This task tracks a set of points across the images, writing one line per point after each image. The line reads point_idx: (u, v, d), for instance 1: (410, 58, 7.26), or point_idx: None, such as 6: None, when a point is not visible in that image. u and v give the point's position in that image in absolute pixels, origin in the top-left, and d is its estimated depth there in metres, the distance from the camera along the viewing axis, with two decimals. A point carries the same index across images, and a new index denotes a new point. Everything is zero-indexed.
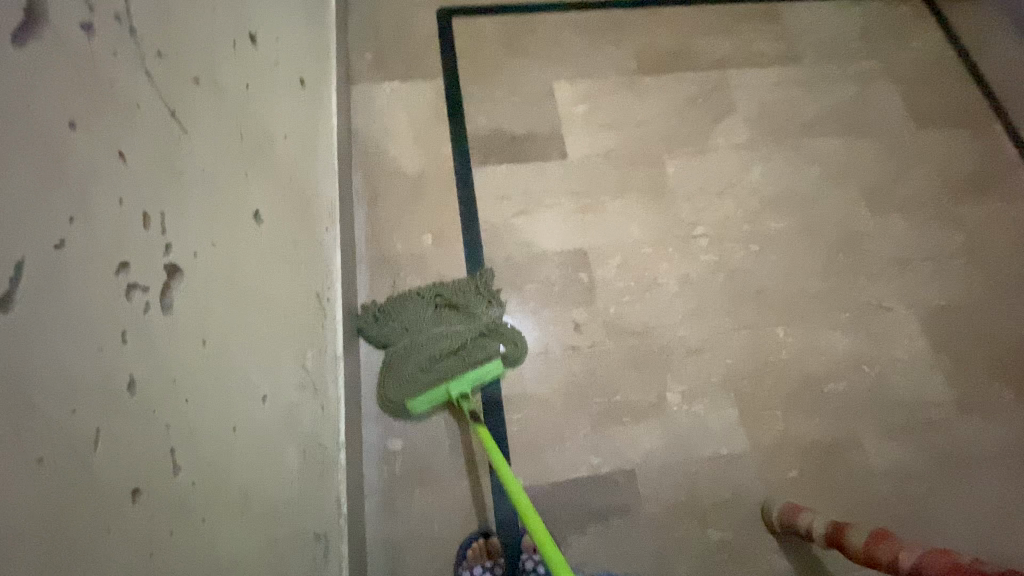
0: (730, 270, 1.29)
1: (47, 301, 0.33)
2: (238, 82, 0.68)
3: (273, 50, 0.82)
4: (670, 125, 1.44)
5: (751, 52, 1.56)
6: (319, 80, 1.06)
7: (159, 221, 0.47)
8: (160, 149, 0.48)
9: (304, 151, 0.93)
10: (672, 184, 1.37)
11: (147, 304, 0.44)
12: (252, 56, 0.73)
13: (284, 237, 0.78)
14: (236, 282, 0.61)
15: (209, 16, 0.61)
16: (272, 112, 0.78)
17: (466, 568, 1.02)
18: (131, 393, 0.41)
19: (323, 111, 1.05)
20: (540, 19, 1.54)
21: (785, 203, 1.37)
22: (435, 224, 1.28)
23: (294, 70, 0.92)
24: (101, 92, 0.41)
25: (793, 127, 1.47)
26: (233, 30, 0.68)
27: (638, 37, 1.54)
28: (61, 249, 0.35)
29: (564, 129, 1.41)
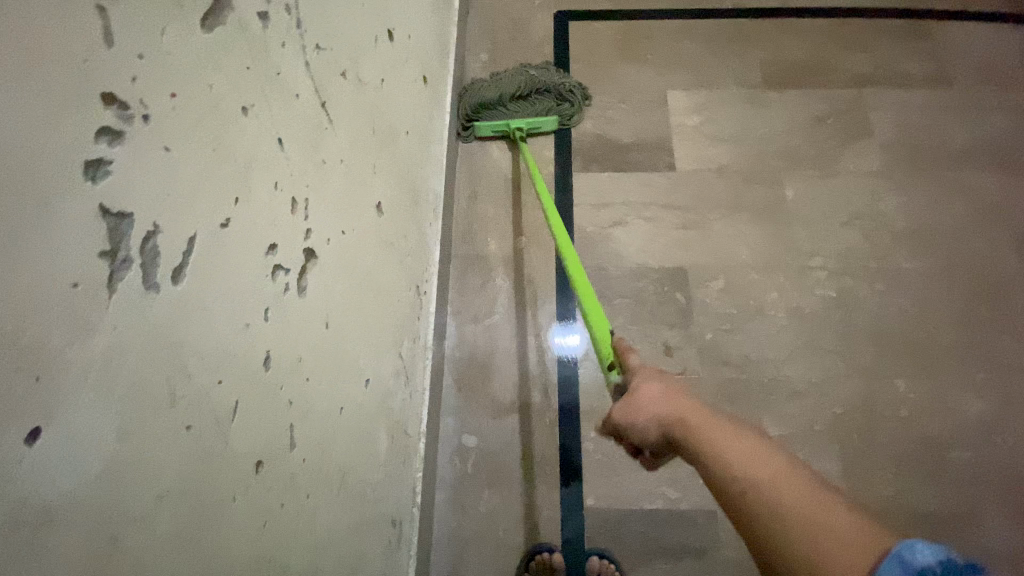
0: (847, 307, 1.17)
1: (206, 277, 0.39)
2: (376, 75, 0.70)
3: (405, 45, 0.85)
4: (793, 145, 1.33)
5: (895, 70, 1.41)
6: (439, 76, 1.09)
7: (304, 205, 0.51)
8: (313, 132, 0.52)
9: (421, 144, 0.96)
10: (789, 208, 1.27)
11: (286, 284, 0.49)
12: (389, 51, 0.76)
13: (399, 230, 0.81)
14: (359, 268, 0.65)
15: (358, 11, 0.64)
16: (400, 108, 0.81)
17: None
18: (267, 366, 0.46)
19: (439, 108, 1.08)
20: (660, 25, 1.48)
21: (920, 240, 1.23)
22: (532, 226, 1.27)
23: (419, 65, 0.94)
24: (273, 84, 0.46)
25: (938, 157, 1.31)
26: (377, 25, 0.71)
27: (766, 48, 1.44)
28: (224, 227, 0.41)
29: (675, 140, 1.35)
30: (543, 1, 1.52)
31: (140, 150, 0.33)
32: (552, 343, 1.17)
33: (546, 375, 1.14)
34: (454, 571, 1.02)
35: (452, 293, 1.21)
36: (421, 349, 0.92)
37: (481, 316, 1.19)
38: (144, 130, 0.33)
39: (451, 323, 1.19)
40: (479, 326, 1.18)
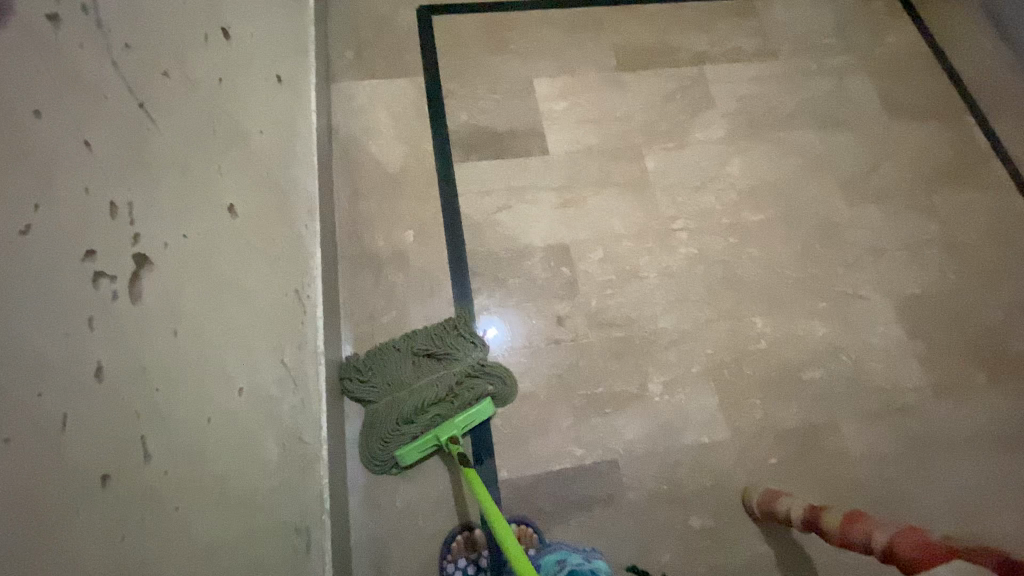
0: (710, 261, 1.31)
1: (33, 295, 0.38)
2: (212, 69, 0.69)
3: (247, 40, 0.83)
4: (650, 120, 1.46)
5: (728, 48, 1.59)
6: (297, 73, 1.06)
7: (129, 212, 0.48)
8: (145, 77, 0.53)
9: (284, 147, 0.94)
10: (652, 178, 1.39)
11: (115, 291, 0.46)
12: (228, 50, 0.75)
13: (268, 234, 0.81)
14: (217, 277, 0.64)
15: (174, 4, 0.62)
16: (254, 108, 0.81)
17: (450, 559, 1.03)
18: (99, 376, 0.44)
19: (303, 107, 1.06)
20: (521, 16, 1.55)
21: (763, 194, 1.40)
22: (418, 219, 1.29)
23: (270, 65, 0.93)
24: (151, 27, 0.55)
25: (770, 121, 1.49)
26: (206, 22, 0.69)
27: (617, 34, 1.56)
28: (88, 257, 0.43)
29: (545, 125, 1.43)
30: None
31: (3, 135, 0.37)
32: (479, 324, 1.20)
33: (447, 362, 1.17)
34: (378, 568, 1.02)
35: (343, 295, 1.20)
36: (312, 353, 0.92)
37: (377, 314, 1.19)
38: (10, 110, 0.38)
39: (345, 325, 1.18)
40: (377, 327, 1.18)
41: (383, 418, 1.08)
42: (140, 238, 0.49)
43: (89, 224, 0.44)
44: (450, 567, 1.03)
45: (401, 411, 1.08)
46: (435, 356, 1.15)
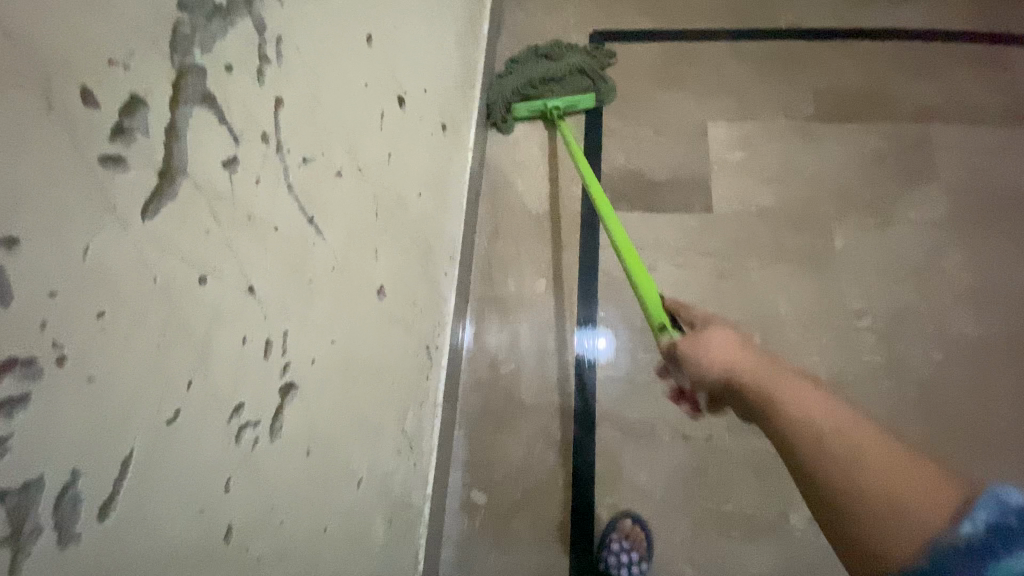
0: (898, 376, 1.06)
1: (146, 481, 0.36)
2: (383, 147, 0.68)
3: (420, 96, 0.80)
4: (847, 186, 1.21)
5: (971, 104, 1.26)
6: (458, 112, 1.05)
7: (280, 344, 0.49)
8: (306, 202, 0.51)
9: (436, 197, 0.92)
10: (837, 258, 1.16)
11: (256, 438, 0.47)
12: (399, 115, 0.73)
13: (415, 292, 0.82)
14: (350, 377, 0.62)
15: (351, 86, 0.59)
16: (412, 169, 0.79)
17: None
18: (227, 537, 0.44)
19: (457, 147, 1.04)
20: (705, 47, 1.37)
21: (989, 302, 1.10)
22: (555, 267, 1.21)
23: (437, 111, 0.90)
24: (330, 130, 0.55)
25: (1015, 206, 1.17)
26: (385, 96, 0.67)
27: (821, 76, 1.32)
28: (172, 421, 0.38)
29: (713, 177, 1.25)
30: (579, 20, 1.44)
31: (97, 335, 0.32)
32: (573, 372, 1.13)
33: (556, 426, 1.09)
34: None
35: (466, 337, 1.17)
36: (428, 411, 0.90)
37: (496, 363, 1.15)
38: (76, 308, 0.31)
39: (465, 370, 1.15)
40: (495, 375, 1.14)
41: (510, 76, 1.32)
42: (289, 365, 0.50)
43: (242, 380, 0.45)
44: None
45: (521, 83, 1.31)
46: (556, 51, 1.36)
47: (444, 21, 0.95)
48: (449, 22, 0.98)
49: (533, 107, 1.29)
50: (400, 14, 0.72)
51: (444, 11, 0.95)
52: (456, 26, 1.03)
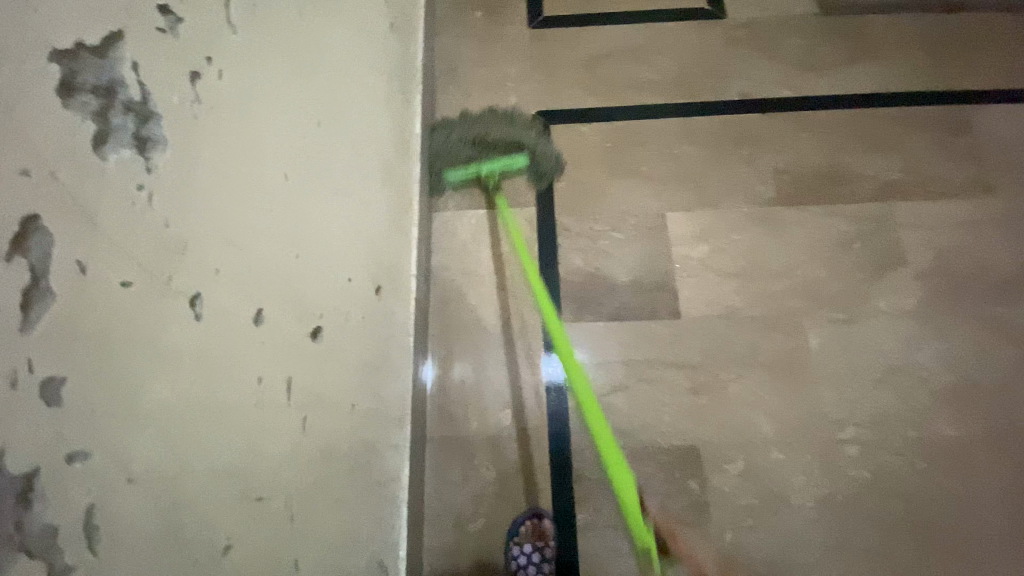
0: (886, 491, 1.01)
1: None
2: (293, 424, 0.55)
3: (341, 294, 0.69)
4: (815, 278, 1.15)
5: (927, 177, 1.23)
6: (394, 258, 0.92)
7: None
8: None
9: (376, 380, 0.80)
10: (814, 361, 1.09)
11: None
12: (308, 352, 0.59)
13: (355, 536, 0.69)
14: None
15: (232, 405, 0.45)
16: (340, 392, 0.66)
17: (516, 545, 0.99)
18: None
19: (396, 295, 0.92)
20: (656, 126, 1.28)
21: (964, 398, 1.07)
22: (518, 395, 1.09)
23: (366, 283, 0.78)
24: (202, 512, 0.40)
25: (979, 288, 1.14)
26: (286, 354, 0.54)
27: (778, 153, 1.25)
28: None
29: (679, 277, 1.17)
30: (520, 99, 1.31)
31: None
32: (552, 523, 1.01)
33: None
34: None
35: (425, 491, 1.03)
36: None
37: (463, 519, 1.02)
38: None
39: (427, 533, 1.01)
40: (463, 535, 1.01)
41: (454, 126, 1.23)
42: None
43: None
44: (517, 550, 0.98)
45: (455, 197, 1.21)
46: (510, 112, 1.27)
47: (371, 168, 0.84)
48: (375, 161, 0.85)
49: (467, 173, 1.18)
50: (300, 224, 0.60)
51: (369, 153, 0.83)
52: (384, 156, 0.90)
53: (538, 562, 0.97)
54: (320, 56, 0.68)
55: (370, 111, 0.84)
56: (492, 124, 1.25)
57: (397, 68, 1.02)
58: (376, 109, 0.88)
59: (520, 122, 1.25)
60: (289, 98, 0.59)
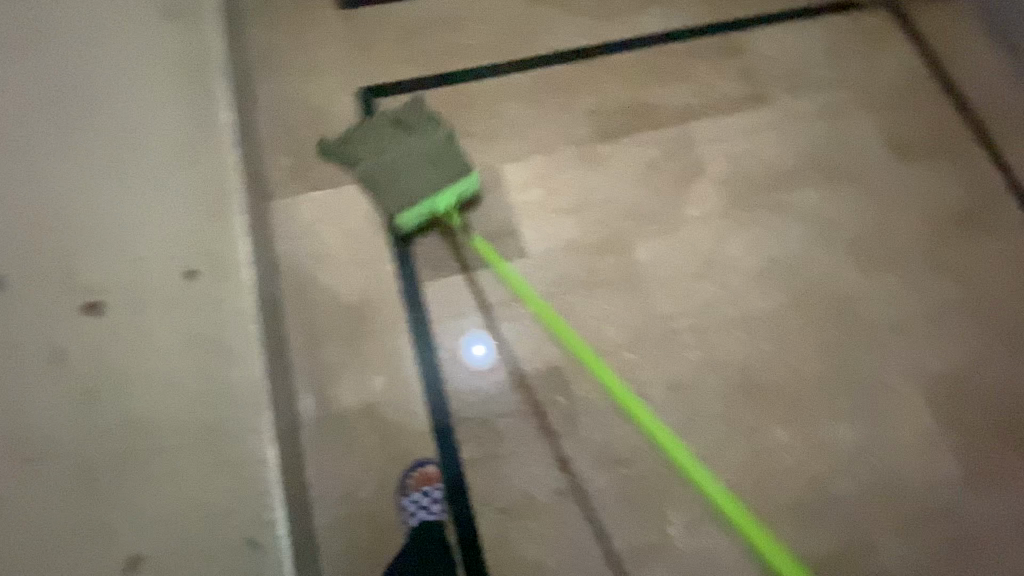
0: (720, 365, 1.16)
1: None
2: (114, 359, 0.84)
3: (145, 270, 0.90)
4: (636, 198, 1.29)
5: (714, 97, 1.40)
6: (215, 231, 0.95)
7: None
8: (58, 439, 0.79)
9: (207, 335, 0.88)
10: (646, 271, 1.23)
11: None
12: (123, 313, 0.86)
13: (194, 476, 0.81)
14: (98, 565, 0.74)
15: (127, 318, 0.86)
16: (160, 343, 0.86)
17: (405, 495, 1.02)
18: None
19: (227, 270, 0.93)
20: (476, 86, 1.35)
21: (770, 274, 1.24)
22: (387, 359, 1.11)
23: (175, 253, 0.92)
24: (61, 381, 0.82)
25: (768, 181, 1.33)
26: (134, 301, 0.87)
27: (589, 96, 1.37)
28: None
29: (520, 221, 1.25)
30: (340, 79, 1.32)
31: None
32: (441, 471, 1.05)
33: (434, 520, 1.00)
34: None
35: (308, 473, 1.03)
36: None
37: (352, 490, 1.03)
38: None
39: (318, 510, 1.01)
40: (355, 503, 1.02)
41: (368, 140, 1.25)
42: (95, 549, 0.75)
43: None
44: (406, 499, 1.02)
45: (397, 193, 1.22)
46: (402, 113, 1.29)
47: (160, 174, 0.97)
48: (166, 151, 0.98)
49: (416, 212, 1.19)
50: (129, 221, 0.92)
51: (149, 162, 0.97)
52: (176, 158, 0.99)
53: (427, 504, 1.00)
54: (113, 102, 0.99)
55: (144, 129, 0.99)
56: (382, 129, 1.26)
57: (177, 77, 1.06)
58: (155, 123, 1.00)
59: (414, 122, 1.27)
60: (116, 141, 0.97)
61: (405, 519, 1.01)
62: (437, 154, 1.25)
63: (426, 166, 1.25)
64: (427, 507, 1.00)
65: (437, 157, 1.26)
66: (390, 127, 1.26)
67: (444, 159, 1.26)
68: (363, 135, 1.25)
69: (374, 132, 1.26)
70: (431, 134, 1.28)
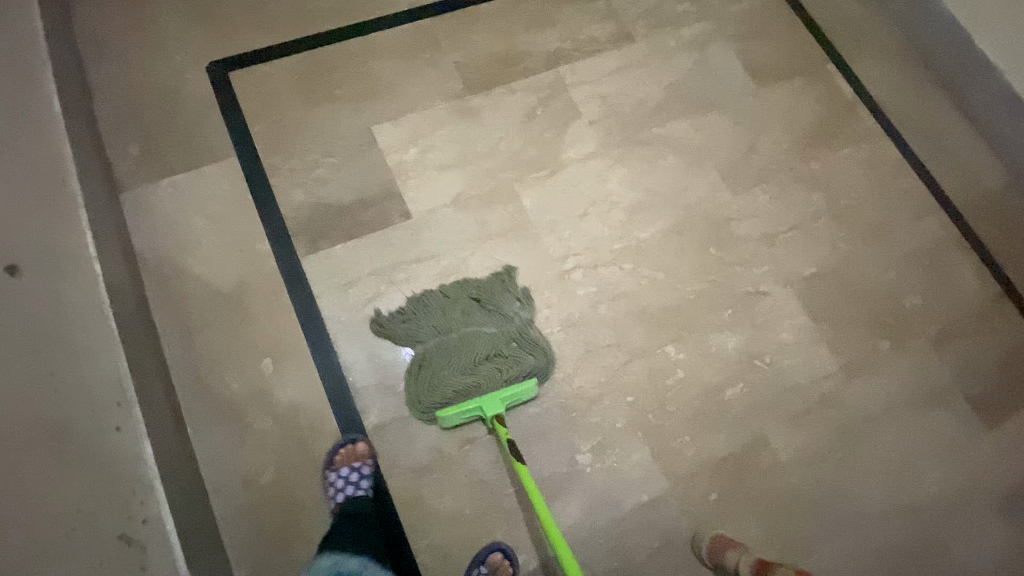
0: (611, 297, 1.19)
1: None
2: None
3: None
4: (515, 147, 1.29)
5: (582, 40, 1.42)
6: (51, 219, 0.88)
7: None
8: None
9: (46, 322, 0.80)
10: (531, 217, 1.24)
11: None
12: None
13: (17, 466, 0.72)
14: None
15: None
16: None
17: (333, 470, 1.00)
18: None
19: (72, 261, 0.87)
20: (338, 49, 1.29)
21: (650, 205, 1.28)
22: (275, 340, 1.08)
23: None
24: None
25: (641, 117, 1.37)
26: None
27: (457, 50, 1.35)
28: None
29: (401, 182, 1.22)
30: (186, 56, 1.23)
31: None
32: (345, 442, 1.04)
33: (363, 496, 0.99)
34: None
35: (202, 467, 0.99)
36: None
37: (252, 476, 0.99)
38: None
39: (218, 503, 0.98)
40: (255, 489, 0.99)
41: (423, 314, 1.12)
42: None
43: None
44: (333, 474, 0.99)
45: (449, 372, 1.08)
46: (482, 291, 1.16)
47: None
48: None
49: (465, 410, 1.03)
50: None
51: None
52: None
53: (355, 480, 0.99)
54: None
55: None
56: (467, 301, 1.14)
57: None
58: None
59: (484, 293, 1.15)
60: None
61: (330, 495, 0.99)
62: (516, 337, 1.12)
63: (487, 364, 1.09)
64: (355, 483, 0.99)
65: (506, 351, 1.11)
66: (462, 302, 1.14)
67: (514, 360, 1.10)
68: (423, 304, 1.13)
69: (433, 302, 1.13)
70: (513, 315, 1.14)
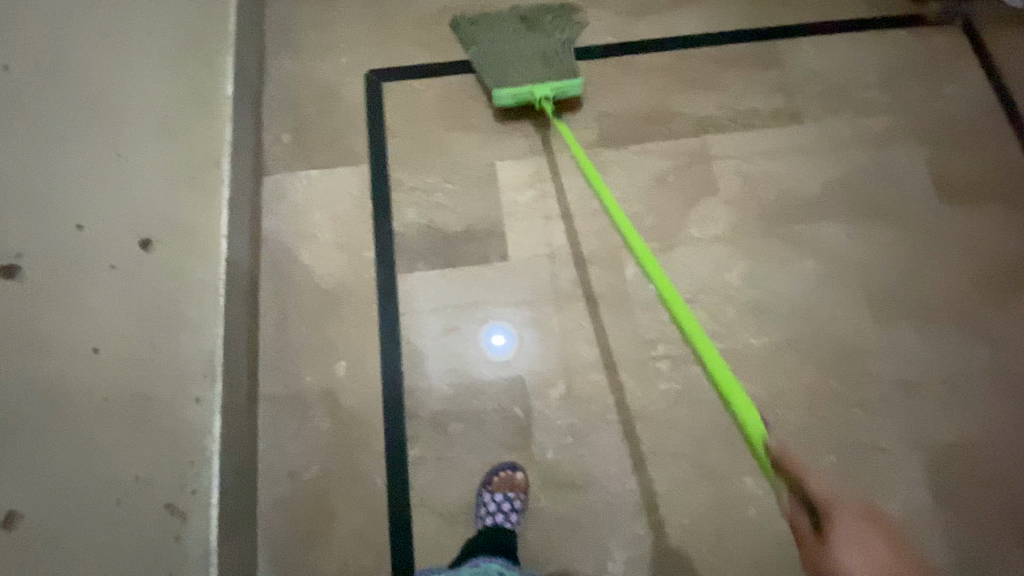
0: (695, 400, 1.08)
1: None
2: (128, 241, 0.84)
3: (142, 170, 0.89)
4: (635, 212, 1.21)
5: (739, 110, 1.29)
6: (198, 196, 0.96)
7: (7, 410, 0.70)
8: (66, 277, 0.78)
9: (172, 294, 0.87)
10: (632, 289, 1.16)
11: None
12: (129, 185, 0.87)
13: (148, 380, 0.82)
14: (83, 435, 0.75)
15: (126, 198, 0.86)
16: (153, 233, 0.87)
17: (487, 492, 1.01)
18: None
19: (213, 239, 0.96)
20: (486, 77, 1.30)
21: (768, 312, 1.14)
22: (352, 346, 1.12)
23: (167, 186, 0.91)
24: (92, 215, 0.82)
25: (786, 208, 1.22)
26: (136, 178, 0.88)
27: (602, 98, 1.30)
28: None
29: (509, 223, 1.20)
30: (351, 60, 1.31)
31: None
32: (386, 467, 1.05)
33: (508, 528, 0.99)
34: None
35: (260, 446, 1.05)
36: (201, 551, 0.82)
37: (297, 470, 1.04)
38: None
39: (263, 486, 1.03)
40: (297, 483, 1.04)
41: (486, 45, 1.29)
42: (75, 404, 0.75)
43: None
44: (487, 496, 1.01)
45: (503, 67, 1.26)
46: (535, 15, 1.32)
47: (125, 135, 0.89)
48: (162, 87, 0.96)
49: (518, 92, 1.21)
50: (139, 113, 0.91)
51: (117, 119, 0.89)
52: (159, 121, 0.93)
53: (506, 510, 0.99)
54: (133, 20, 0.96)
55: (119, 81, 0.90)
56: (521, 28, 1.31)
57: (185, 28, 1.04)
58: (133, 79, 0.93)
59: (536, 21, 1.32)
60: (147, 56, 0.96)
61: (479, 516, 1.00)
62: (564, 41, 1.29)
63: (535, 60, 1.26)
64: (505, 513, 0.99)
65: (552, 50, 1.27)
66: (518, 24, 1.31)
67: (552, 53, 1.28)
68: (489, 22, 1.32)
69: (496, 25, 1.31)
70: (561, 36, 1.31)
